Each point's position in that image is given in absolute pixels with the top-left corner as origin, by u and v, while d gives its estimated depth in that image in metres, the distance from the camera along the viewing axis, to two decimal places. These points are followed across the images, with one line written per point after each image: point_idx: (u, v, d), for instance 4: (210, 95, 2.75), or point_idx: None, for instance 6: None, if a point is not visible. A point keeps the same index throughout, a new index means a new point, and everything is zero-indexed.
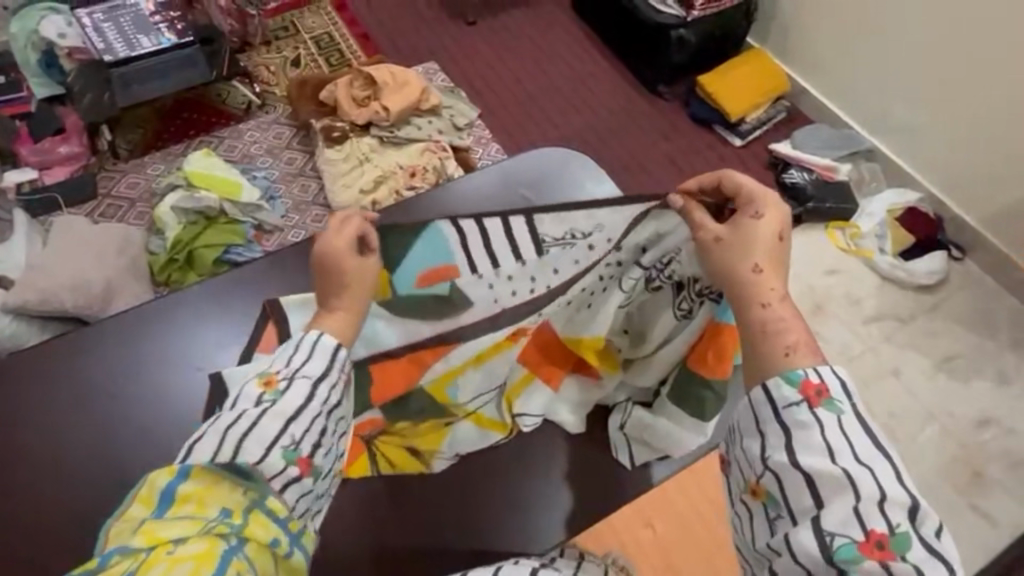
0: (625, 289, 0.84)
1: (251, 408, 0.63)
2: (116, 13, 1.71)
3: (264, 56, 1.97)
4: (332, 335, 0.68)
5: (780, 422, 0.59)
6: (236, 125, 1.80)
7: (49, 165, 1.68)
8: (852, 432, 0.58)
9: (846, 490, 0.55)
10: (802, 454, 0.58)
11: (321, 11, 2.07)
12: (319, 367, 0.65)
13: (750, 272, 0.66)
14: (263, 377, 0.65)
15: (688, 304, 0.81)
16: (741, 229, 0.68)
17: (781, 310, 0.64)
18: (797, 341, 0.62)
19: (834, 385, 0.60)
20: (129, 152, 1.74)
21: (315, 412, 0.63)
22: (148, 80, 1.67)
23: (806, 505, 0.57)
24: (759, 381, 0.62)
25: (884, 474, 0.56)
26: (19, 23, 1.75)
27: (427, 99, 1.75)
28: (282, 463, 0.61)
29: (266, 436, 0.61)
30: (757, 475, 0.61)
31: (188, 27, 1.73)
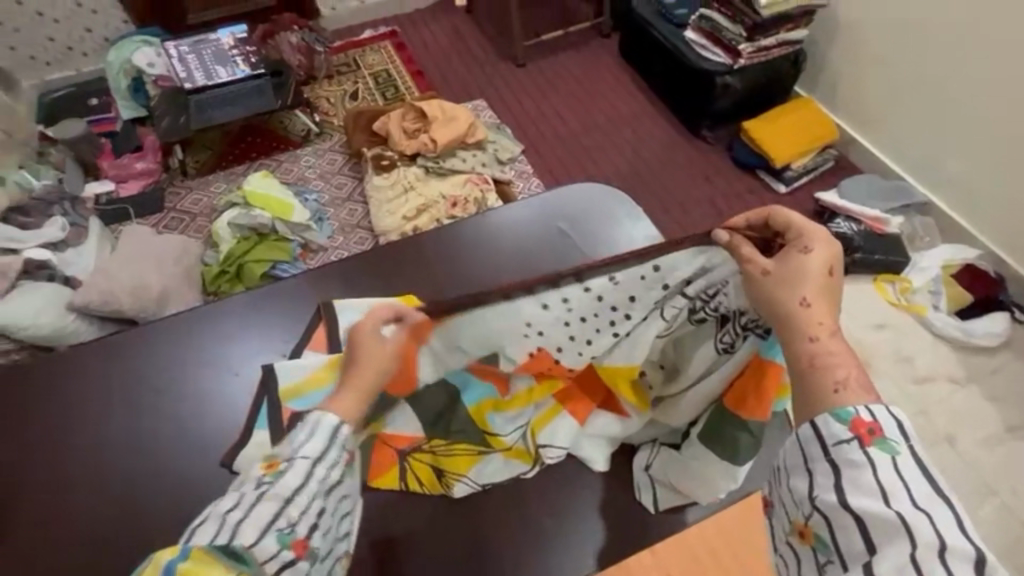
0: (666, 321, 0.80)
1: (251, 491, 0.61)
2: (199, 46, 1.88)
3: (326, 88, 2.10)
4: (337, 414, 0.66)
5: (828, 459, 0.53)
6: (294, 151, 1.93)
7: (126, 179, 1.82)
8: (910, 477, 0.50)
9: (900, 536, 0.47)
10: (853, 495, 0.51)
11: (382, 51, 2.23)
12: (319, 447, 0.64)
13: (797, 306, 0.61)
14: (266, 461, 0.64)
15: (729, 338, 0.79)
16: (796, 264, 0.63)
17: (832, 345, 0.59)
18: (848, 376, 0.56)
19: (887, 424, 0.52)
20: (197, 171, 1.87)
21: (311, 496, 0.62)
22: (221, 106, 1.81)
23: (857, 549, 0.50)
24: (807, 418, 0.55)
25: (947, 523, 0.48)
26: (115, 53, 1.93)
27: (473, 133, 1.83)
28: (278, 545, 0.58)
29: (260, 519, 0.59)
30: (805, 517, 0.54)
31: (261, 61, 1.89)
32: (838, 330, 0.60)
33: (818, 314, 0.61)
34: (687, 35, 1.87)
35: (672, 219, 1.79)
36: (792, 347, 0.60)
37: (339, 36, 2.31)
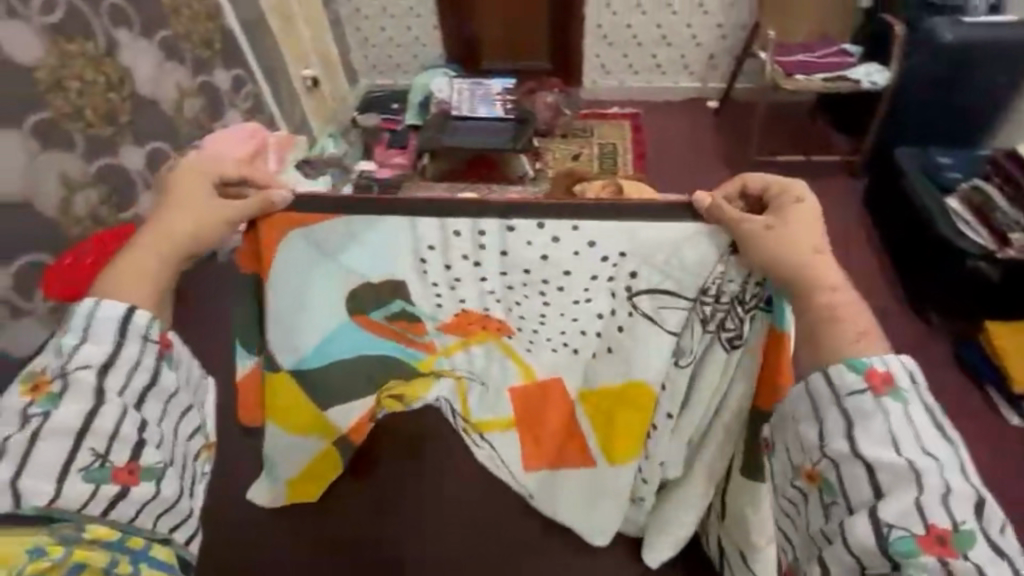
0: (690, 345, 0.87)
1: (15, 432, 0.62)
2: (476, 87, 2.32)
3: (557, 144, 2.36)
4: (128, 299, 0.71)
5: (842, 408, 0.65)
6: (507, 186, 2.21)
7: (383, 166, 2.26)
8: (915, 421, 0.63)
9: (909, 484, 0.59)
10: (865, 442, 0.63)
11: (617, 126, 2.43)
12: (103, 353, 0.68)
13: (812, 254, 0.71)
14: (33, 384, 0.66)
15: (735, 324, 0.84)
16: (787, 218, 0.72)
17: (846, 296, 0.70)
18: (863, 328, 0.68)
19: (899, 377, 0.64)
20: (433, 176, 2.26)
21: (114, 410, 0.66)
22: (467, 134, 2.20)
23: (864, 496, 0.62)
24: (821, 369, 0.68)
25: (950, 473, 0.59)
26: (422, 77, 2.49)
27: None
28: (95, 483, 0.63)
29: (51, 458, 0.62)
30: (815, 460, 0.68)
31: (514, 109, 2.26)
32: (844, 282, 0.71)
33: (828, 261, 0.71)
34: (948, 202, 1.65)
35: None
36: (815, 300, 0.70)
37: (590, 105, 2.58)
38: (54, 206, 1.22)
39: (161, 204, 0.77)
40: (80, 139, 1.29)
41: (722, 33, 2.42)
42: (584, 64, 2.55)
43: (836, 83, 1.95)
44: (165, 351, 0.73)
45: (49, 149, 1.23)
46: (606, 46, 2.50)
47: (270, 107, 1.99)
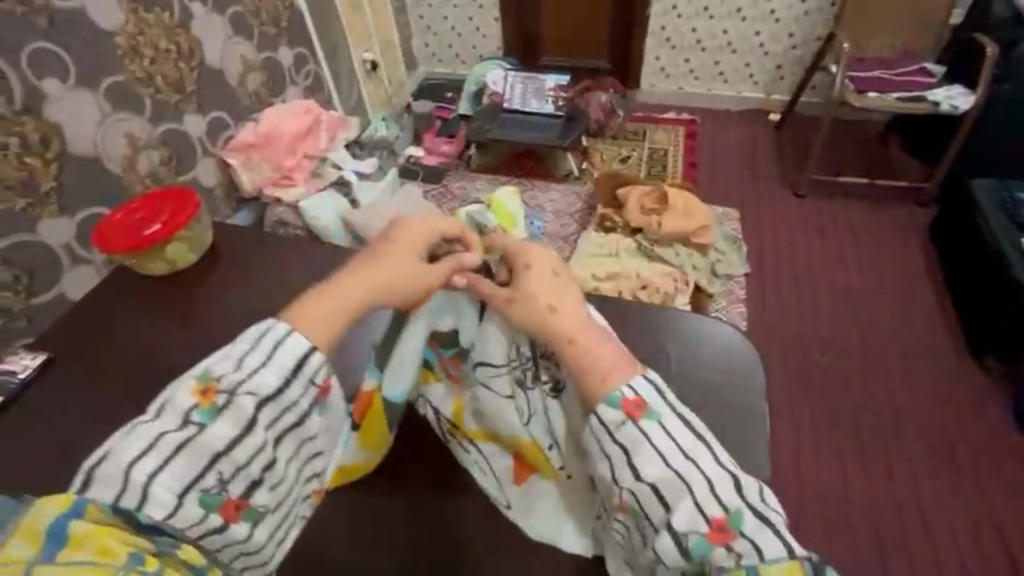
0: (525, 404, 0.70)
1: (175, 432, 0.56)
2: (529, 80, 2.30)
3: (606, 145, 2.33)
4: (303, 336, 0.62)
5: (618, 443, 0.56)
6: (550, 182, 2.19)
7: (432, 153, 2.31)
8: (676, 434, 0.56)
9: (683, 491, 0.53)
10: (643, 467, 0.55)
11: (670, 132, 2.37)
12: (269, 382, 0.60)
13: (546, 313, 0.61)
14: (200, 386, 0.59)
15: (547, 374, 0.67)
16: (526, 283, 0.63)
17: (587, 341, 0.60)
18: (609, 367, 0.59)
19: (646, 395, 0.58)
20: (477, 167, 2.28)
21: (255, 444, 0.59)
22: (515, 128, 2.19)
23: (659, 515, 0.54)
24: (590, 413, 0.58)
25: (706, 463, 0.55)
26: (479, 68, 2.51)
27: (700, 235, 1.79)
28: (203, 511, 0.55)
29: (184, 473, 0.55)
30: (617, 495, 0.57)
31: (565, 106, 2.24)
32: (585, 319, 0.61)
33: (564, 319, 0.61)
34: None
35: (872, 439, 1.49)
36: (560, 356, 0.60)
37: (644, 108, 2.52)
38: (119, 163, 1.30)
39: (369, 254, 0.68)
40: (148, 102, 1.37)
41: (793, 43, 2.30)
42: (642, 66, 2.49)
43: (908, 104, 1.81)
44: (322, 398, 0.64)
45: (118, 109, 1.30)
46: (667, 49, 2.43)
47: (328, 86, 2.05)
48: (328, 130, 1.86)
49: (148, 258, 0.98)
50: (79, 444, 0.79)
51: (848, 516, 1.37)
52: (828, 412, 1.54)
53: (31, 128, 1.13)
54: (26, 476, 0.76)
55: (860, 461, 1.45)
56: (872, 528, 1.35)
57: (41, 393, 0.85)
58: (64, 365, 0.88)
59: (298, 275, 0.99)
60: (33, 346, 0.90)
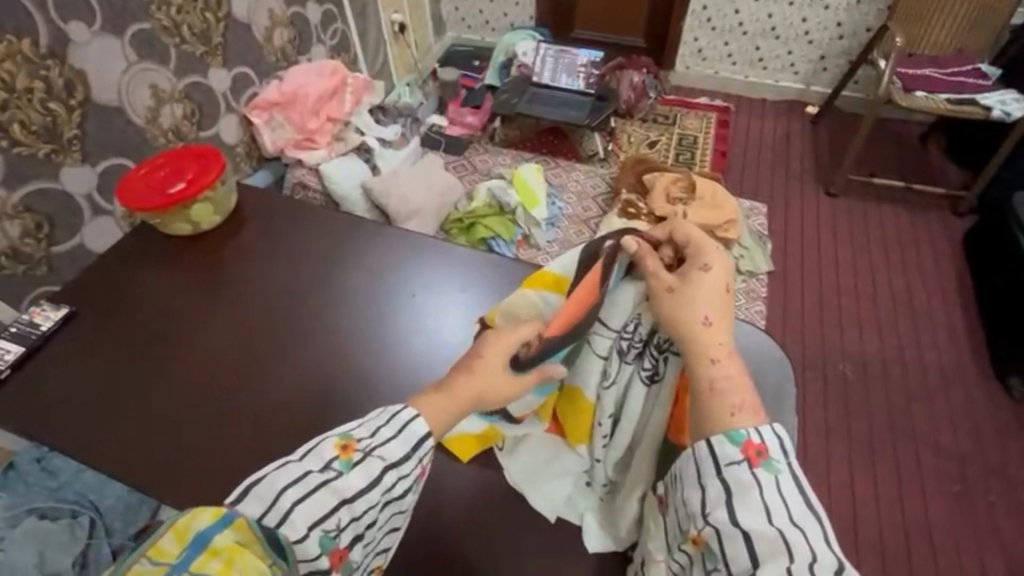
0: (612, 372, 0.65)
1: (312, 478, 0.51)
2: (562, 53, 2.21)
3: (635, 128, 2.26)
4: (427, 422, 0.55)
5: (720, 479, 0.50)
6: (574, 163, 2.14)
7: (456, 123, 2.26)
8: (791, 496, 0.49)
9: (779, 552, 0.45)
10: (742, 513, 0.48)
11: (702, 118, 2.29)
12: (399, 451, 0.54)
13: (699, 323, 0.55)
14: (342, 440, 0.54)
15: (652, 362, 0.62)
16: (695, 282, 0.58)
17: (730, 366, 0.54)
18: (743, 401, 0.53)
19: (773, 444, 0.51)
20: (501, 141, 2.22)
21: (376, 503, 0.52)
22: (543, 103, 2.13)
23: (741, 564, 0.47)
24: (699, 437, 0.53)
25: (815, 538, 0.46)
26: (509, 37, 2.43)
27: (726, 229, 1.74)
28: (318, 552, 0.48)
29: (315, 510, 0.49)
30: (698, 528, 0.51)
31: (596, 84, 2.17)
32: (733, 349, 0.56)
33: (719, 333, 0.56)
34: None
35: (884, 450, 1.48)
36: (692, 374, 0.55)
37: (676, 91, 2.45)
38: (143, 115, 1.29)
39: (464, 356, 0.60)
40: (174, 54, 1.33)
41: (840, 33, 2.19)
42: (678, 47, 2.40)
43: (961, 107, 1.74)
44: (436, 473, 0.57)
45: (144, 59, 1.26)
46: (707, 31, 2.33)
47: (354, 47, 2.00)
48: (353, 93, 1.82)
49: (170, 218, 0.96)
50: (99, 400, 0.79)
51: (851, 523, 1.37)
52: (842, 420, 1.53)
53: (56, 73, 1.10)
54: (46, 428, 0.76)
55: (868, 471, 1.44)
56: (875, 538, 1.35)
57: (63, 346, 0.85)
58: (84, 320, 0.88)
59: (323, 247, 0.97)
60: (56, 299, 0.90)
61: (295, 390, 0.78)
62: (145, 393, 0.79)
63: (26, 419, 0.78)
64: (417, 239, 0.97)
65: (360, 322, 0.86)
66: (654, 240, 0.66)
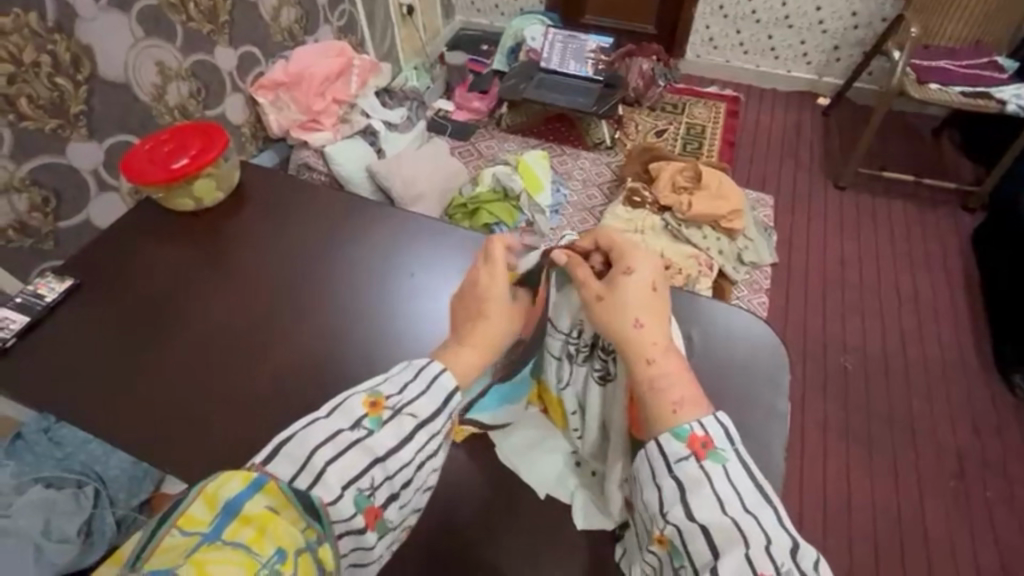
0: (565, 374, 0.68)
1: (342, 437, 0.52)
2: (571, 38, 2.18)
3: (643, 116, 2.24)
4: (454, 375, 0.57)
5: (672, 477, 0.51)
6: (580, 150, 2.13)
7: (462, 108, 2.24)
8: (739, 483, 0.51)
9: (735, 541, 0.47)
10: (697, 507, 0.49)
11: (711, 108, 2.26)
12: (428, 408, 0.55)
13: (630, 331, 0.56)
14: (371, 398, 0.55)
15: (601, 363, 0.65)
16: (623, 287, 0.58)
17: (668, 365, 0.55)
18: (685, 396, 0.54)
19: (718, 435, 0.53)
20: (508, 127, 2.21)
21: (409, 460, 0.53)
22: (550, 89, 2.11)
23: (704, 554, 0.47)
24: (649, 438, 0.54)
25: (768, 520, 0.49)
26: (518, 21, 2.40)
27: (731, 220, 1.73)
28: (355, 510, 0.50)
29: (349, 468, 0.50)
30: (659, 528, 0.51)
31: (604, 70, 2.14)
32: (670, 347, 0.57)
33: (653, 337, 0.56)
34: None
35: (880, 445, 1.48)
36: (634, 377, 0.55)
37: (685, 80, 2.42)
38: (149, 92, 1.29)
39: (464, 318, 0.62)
40: (180, 31, 1.33)
41: (854, 23, 2.15)
42: (689, 35, 2.36)
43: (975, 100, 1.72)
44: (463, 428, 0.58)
45: (150, 35, 1.26)
46: (719, 18, 2.29)
47: (362, 29, 1.99)
48: (359, 75, 1.81)
49: (173, 193, 0.97)
50: (101, 371, 0.80)
51: (846, 515, 1.37)
52: (840, 414, 1.53)
53: (63, 47, 1.10)
54: (50, 397, 0.78)
55: (864, 464, 1.45)
56: (869, 529, 1.36)
57: (67, 318, 0.86)
58: (88, 293, 0.89)
59: (324, 226, 0.97)
60: (60, 270, 0.91)
61: (295, 365, 0.79)
62: (148, 364, 0.81)
63: (32, 387, 0.79)
64: (418, 221, 0.97)
65: (358, 303, 0.86)
66: (583, 248, 0.66)
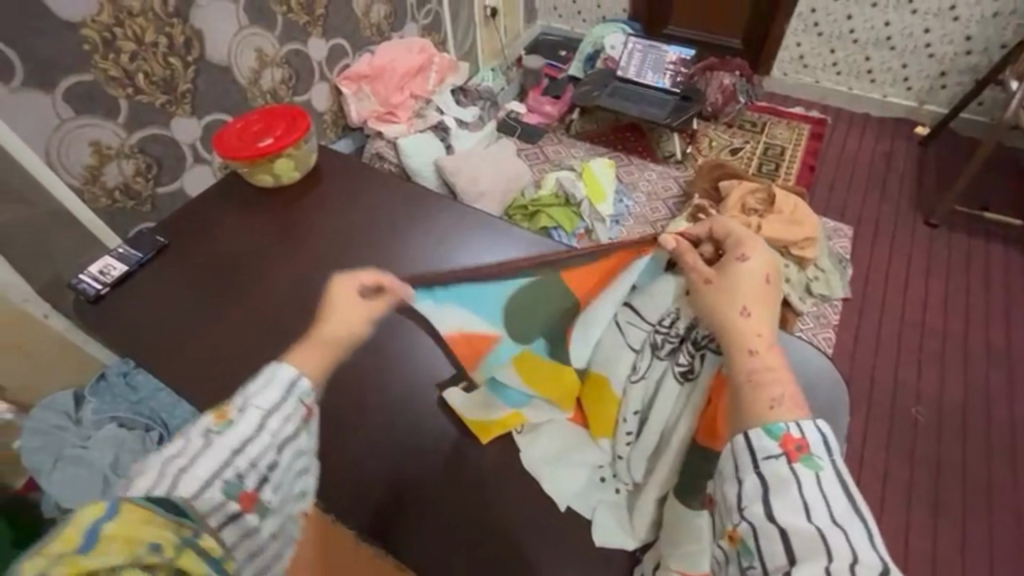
0: (644, 367, 0.70)
1: (191, 445, 0.49)
2: (651, 48, 2.15)
3: (719, 132, 2.16)
4: (296, 367, 0.56)
5: (757, 473, 0.48)
6: (648, 162, 2.09)
7: (534, 112, 2.26)
8: (834, 492, 0.46)
9: (820, 552, 0.43)
10: (780, 510, 0.46)
11: (794, 129, 2.15)
12: (274, 397, 0.53)
13: (738, 315, 0.56)
14: (216, 409, 0.52)
15: (687, 358, 0.65)
16: (736, 271, 0.58)
17: (769, 357, 0.54)
18: (783, 393, 0.51)
19: (815, 440, 0.49)
20: (577, 133, 2.20)
21: (268, 444, 0.51)
22: (624, 98, 2.08)
23: (779, 561, 0.44)
24: (738, 428, 0.51)
25: (859, 536, 0.44)
26: (599, 28, 2.38)
27: (803, 247, 1.64)
28: (222, 498, 0.47)
29: (212, 465, 0.48)
30: (733, 522, 0.49)
31: (683, 82, 2.09)
32: (775, 344, 0.55)
33: (760, 324, 0.56)
34: None
35: (949, 508, 1.34)
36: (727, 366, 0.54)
37: (768, 98, 2.32)
38: (246, 76, 1.39)
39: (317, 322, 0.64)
40: (280, 21, 1.43)
41: (967, 48, 1.98)
42: (778, 51, 2.26)
43: None
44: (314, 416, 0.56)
45: (253, 24, 1.36)
46: (813, 35, 2.17)
47: (445, 28, 2.05)
48: (437, 72, 1.88)
49: (255, 169, 1.04)
50: (176, 326, 0.88)
51: None
52: (905, 467, 1.41)
53: (178, 31, 1.21)
54: (131, 345, 0.86)
55: (928, 526, 1.32)
56: None
57: (155, 274, 0.95)
58: (173, 255, 0.97)
59: (387, 212, 1.01)
60: (151, 231, 1.01)
61: None
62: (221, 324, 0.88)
63: (120, 332, 0.88)
64: (478, 218, 0.99)
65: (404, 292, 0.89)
66: (695, 237, 0.68)
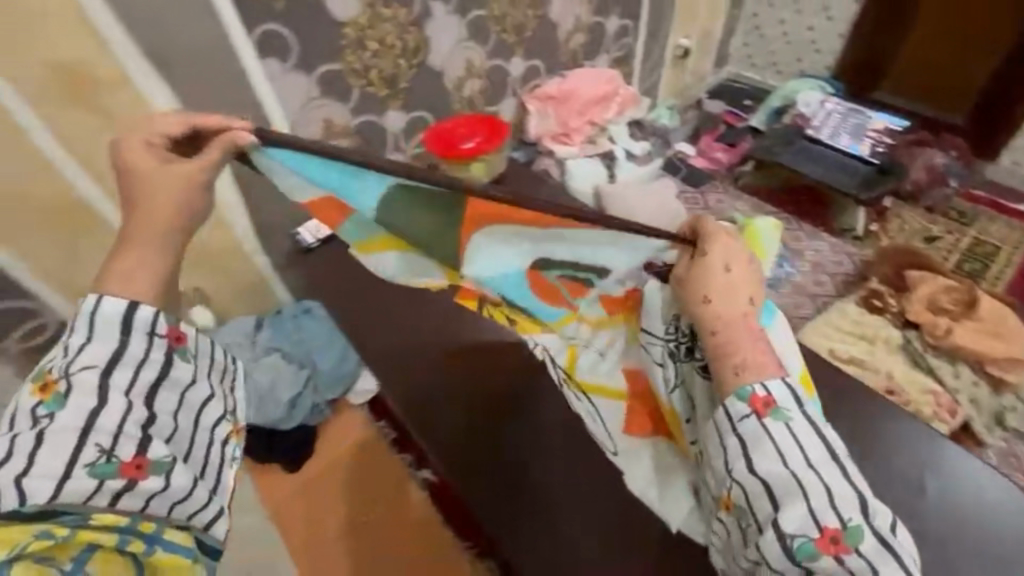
0: (671, 374, 0.90)
1: (25, 430, 0.61)
2: (852, 112, 1.99)
3: (913, 215, 1.91)
4: (122, 295, 0.66)
5: (737, 433, 0.71)
6: (820, 231, 1.91)
7: (703, 156, 2.17)
8: (798, 435, 0.70)
9: (796, 491, 0.66)
10: (758, 461, 0.69)
11: (1014, 229, 1.85)
12: (102, 355, 0.64)
13: (700, 302, 0.77)
14: (38, 385, 0.63)
15: (700, 352, 0.84)
16: (704, 266, 0.79)
17: (726, 320, 0.76)
18: (744, 361, 0.73)
19: (777, 395, 0.71)
20: (746, 186, 2.09)
21: (124, 404, 0.64)
22: (809, 159, 1.94)
23: (767, 510, 0.68)
24: (720, 401, 0.74)
25: (827, 471, 0.68)
26: (797, 82, 2.19)
27: (1001, 367, 1.42)
28: (99, 479, 0.60)
29: (59, 450, 0.60)
30: (731, 487, 0.73)
31: (882, 153, 1.90)
32: (731, 315, 0.76)
33: (724, 305, 0.77)
34: None
35: None
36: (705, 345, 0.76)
37: (988, 188, 2.01)
38: (452, 82, 1.55)
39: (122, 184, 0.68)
40: (493, 39, 1.58)
41: None
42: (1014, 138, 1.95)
43: None
44: (177, 342, 0.70)
45: (470, 38, 1.52)
46: None
47: (635, 62, 2.09)
48: (619, 103, 1.92)
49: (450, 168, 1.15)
50: None
51: None
52: None
53: (412, 37, 1.39)
54: None
55: None
56: None
57: None
58: None
59: None
60: None
61: None
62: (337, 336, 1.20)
63: None
64: None
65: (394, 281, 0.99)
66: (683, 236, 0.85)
